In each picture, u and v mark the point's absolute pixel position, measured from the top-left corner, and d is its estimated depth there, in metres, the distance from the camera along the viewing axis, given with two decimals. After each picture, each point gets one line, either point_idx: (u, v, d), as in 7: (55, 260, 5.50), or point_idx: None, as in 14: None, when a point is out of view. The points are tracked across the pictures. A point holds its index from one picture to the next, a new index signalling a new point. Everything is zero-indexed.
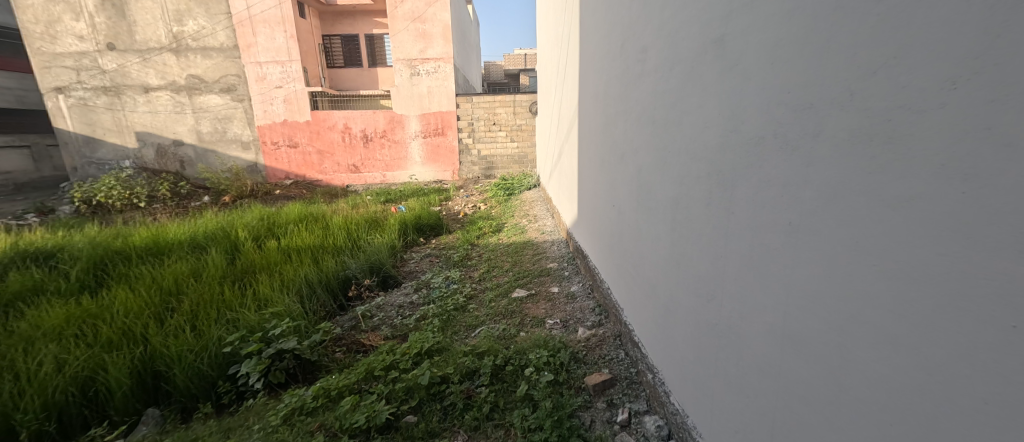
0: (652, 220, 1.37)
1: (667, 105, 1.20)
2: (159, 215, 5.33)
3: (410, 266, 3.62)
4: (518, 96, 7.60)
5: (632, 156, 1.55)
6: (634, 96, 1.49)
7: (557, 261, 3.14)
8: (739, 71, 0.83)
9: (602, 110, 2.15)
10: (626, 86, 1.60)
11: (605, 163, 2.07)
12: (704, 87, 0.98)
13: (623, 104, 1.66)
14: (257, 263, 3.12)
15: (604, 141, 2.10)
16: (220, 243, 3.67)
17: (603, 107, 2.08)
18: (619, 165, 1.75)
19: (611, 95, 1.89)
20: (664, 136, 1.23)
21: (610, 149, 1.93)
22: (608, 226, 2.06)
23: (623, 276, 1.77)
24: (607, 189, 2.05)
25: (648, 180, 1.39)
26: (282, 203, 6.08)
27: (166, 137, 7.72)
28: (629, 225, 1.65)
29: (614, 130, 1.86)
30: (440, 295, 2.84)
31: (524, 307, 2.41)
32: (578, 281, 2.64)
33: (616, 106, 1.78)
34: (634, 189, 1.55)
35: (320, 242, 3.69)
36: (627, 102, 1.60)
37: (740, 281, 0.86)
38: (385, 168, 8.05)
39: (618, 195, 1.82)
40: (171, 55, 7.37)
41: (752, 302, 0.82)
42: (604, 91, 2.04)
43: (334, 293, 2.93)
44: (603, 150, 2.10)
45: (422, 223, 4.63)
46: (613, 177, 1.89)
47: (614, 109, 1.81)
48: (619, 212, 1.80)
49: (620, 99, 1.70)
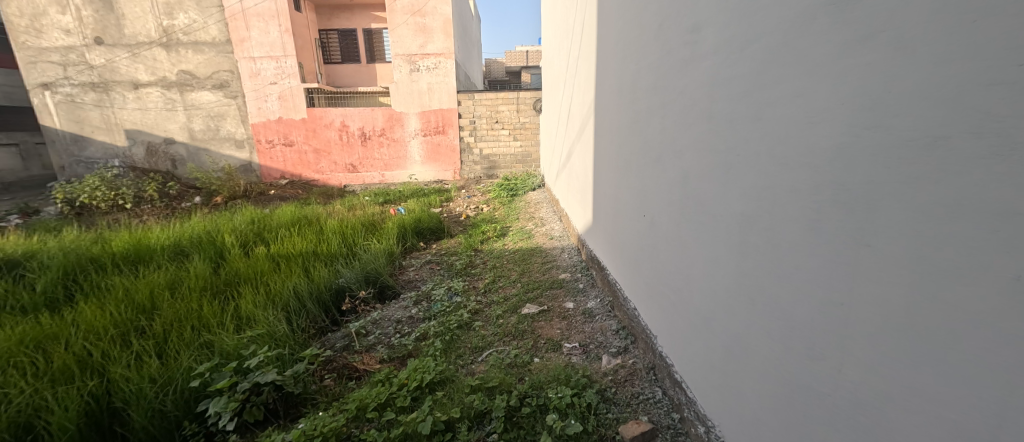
0: (700, 239, 1.13)
1: (730, 99, 0.96)
2: (146, 218, 5.07)
3: (409, 274, 3.38)
4: (522, 93, 7.34)
5: (672, 161, 1.31)
6: (678, 87, 1.24)
7: (569, 271, 2.90)
8: (889, 46, 0.60)
9: (624, 108, 1.91)
10: (663, 77, 1.36)
11: (630, 166, 1.83)
12: (806, 72, 0.74)
13: (659, 99, 1.41)
14: (242, 272, 2.87)
15: (629, 141, 1.86)
16: (205, 249, 3.41)
17: (628, 102, 1.83)
18: (653, 170, 1.51)
19: (639, 89, 1.65)
20: (722, 138, 0.99)
21: (638, 151, 1.69)
22: (633, 239, 1.82)
23: (656, 297, 1.53)
24: (633, 197, 1.82)
25: (696, 190, 1.15)
26: (277, 205, 5.85)
27: (157, 135, 7.46)
28: (666, 241, 1.41)
29: (643, 131, 1.61)
30: (442, 310, 2.59)
31: (537, 326, 2.16)
32: (596, 296, 2.38)
33: (647, 102, 1.55)
34: (674, 199, 1.31)
35: (313, 248, 3.44)
36: (665, 96, 1.35)
37: (882, 342, 0.62)
38: (384, 168, 7.80)
39: (648, 205, 1.58)
40: (161, 50, 7.11)
41: (911, 371, 0.59)
42: (630, 84, 1.80)
43: (326, 306, 2.68)
44: (628, 152, 1.86)
45: (422, 226, 4.39)
46: (642, 184, 1.65)
47: (645, 105, 1.57)
48: (650, 223, 1.56)
49: (654, 93, 1.46)
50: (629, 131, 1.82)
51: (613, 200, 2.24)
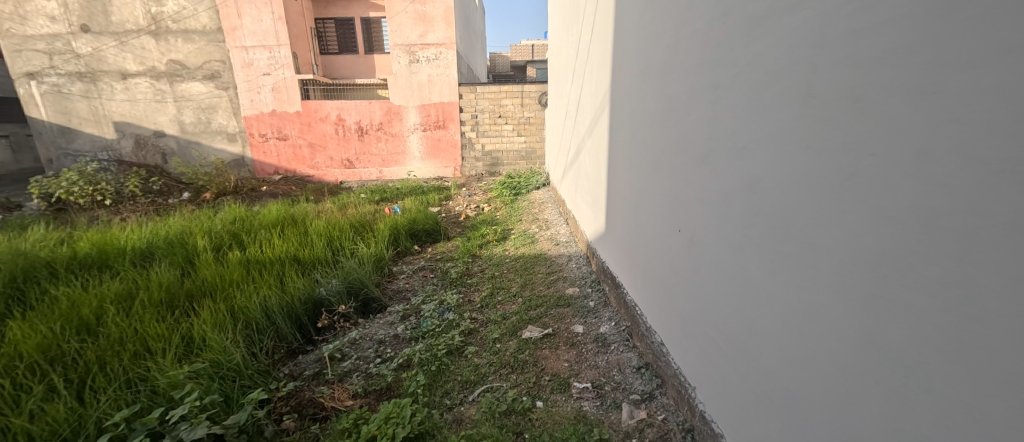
0: (782, 283, 0.84)
1: (856, 90, 0.68)
2: (124, 215, 4.74)
3: (399, 282, 3.06)
4: (527, 86, 6.98)
5: (728, 167, 1.01)
6: (747, 55, 0.93)
7: (576, 284, 2.54)
8: None
9: (648, 95, 1.59)
10: (717, 55, 1.04)
11: (656, 165, 1.51)
12: None
13: (707, 86, 1.09)
14: (209, 280, 2.55)
15: (653, 137, 1.53)
16: (174, 253, 3.08)
17: (654, 89, 1.51)
18: (692, 173, 1.20)
19: (672, 74, 1.33)
20: (838, 147, 0.71)
21: (669, 150, 1.37)
22: (658, 256, 1.51)
23: (691, 334, 1.23)
24: (657, 205, 1.51)
25: (777, 212, 0.85)
26: (266, 202, 5.53)
27: (146, 128, 7.17)
28: (711, 268, 1.10)
29: (677, 124, 1.29)
30: (432, 330, 2.26)
31: (540, 355, 1.82)
32: (609, 317, 2.03)
33: (685, 86, 1.23)
34: (728, 219, 1.01)
35: (293, 252, 3.12)
36: (719, 83, 1.04)
37: None
38: (382, 164, 7.48)
39: (683, 219, 1.27)
40: (150, 38, 6.80)
41: None
42: (657, 67, 1.47)
43: (300, 321, 2.37)
44: (653, 149, 1.54)
45: (417, 227, 4.07)
46: (674, 189, 1.33)
47: (681, 91, 1.25)
48: (684, 243, 1.26)
49: (699, 75, 1.14)
50: (656, 121, 1.51)
51: (629, 206, 1.93)
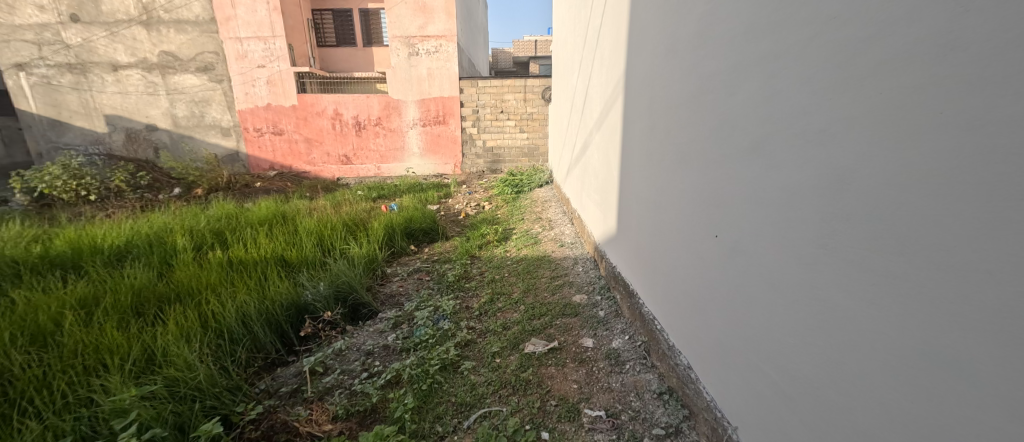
0: (891, 317, 0.67)
1: None
2: (108, 212, 4.53)
3: (393, 286, 2.86)
4: (530, 81, 6.77)
5: (800, 163, 0.82)
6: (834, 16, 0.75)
7: (584, 291, 2.32)
8: None
9: (673, 79, 1.39)
10: (786, 25, 0.85)
11: (681, 159, 1.32)
12: None
13: (769, 64, 0.90)
14: (185, 283, 2.35)
15: (678, 127, 1.34)
16: (151, 253, 2.88)
17: (681, 71, 1.31)
18: (739, 170, 1.01)
19: (709, 52, 1.13)
20: (1000, 140, 0.54)
21: (702, 142, 1.18)
22: (682, 264, 1.32)
23: (733, 361, 1.05)
24: (682, 205, 1.32)
25: (883, 225, 0.67)
26: (257, 199, 5.33)
27: (138, 121, 6.96)
28: (767, 282, 0.92)
29: (716, 112, 1.10)
30: (425, 340, 2.06)
31: (545, 373, 1.61)
32: (622, 329, 1.83)
33: (731, 66, 1.04)
34: (799, 228, 0.83)
35: (280, 252, 2.91)
36: (788, 60, 0.85)
37: None
38: (380, 160, 7.27)
39: (721, 223, 1.08)
40: (141, 28, 6.58)
41: None
42: (686, 46, 1.27)
43: (282, 329, 2.16)
44: (678, 141, 1.34)
45: (413, 226, 3.87)
46: (708, 188, 1.15)
47: (725, 72, 1.06)
48: (724, 251, 1.07)
49: (755, 51, 0.95)
50: (681, 107, 1.32)
51: (644, 205, 1.73)
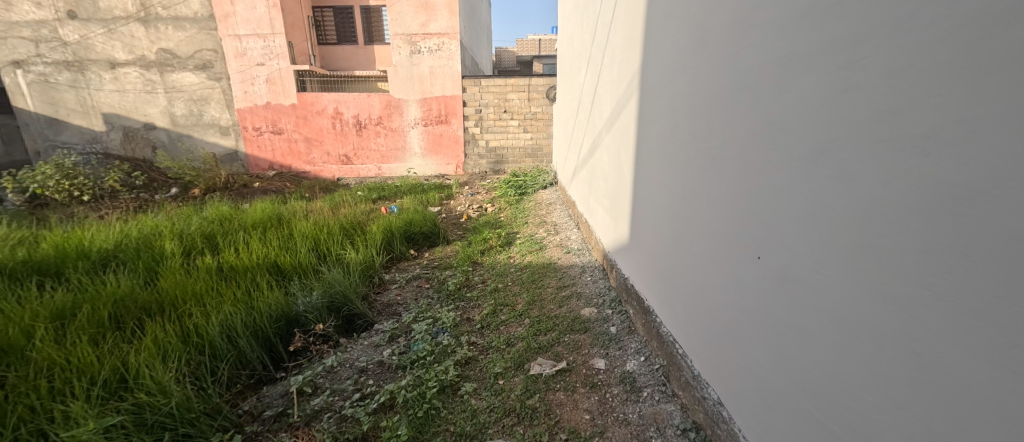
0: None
1: None
2: (100, 213, 4.39)
3: (391, 294, 2.72)
4: (534, 80, 6.62)
5: (880, 187, 0.71)
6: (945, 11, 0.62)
7: (593, 304, 2.17)
8: None
9: (700, 79, 1.26)
10: (867, 24, 0.73)
11: (711, 168, 1.20)
12: None
13: (838, 70, 0.78)
14: (169, 291, 2.22)
15: (709, 132, 1.22)
16: (139, 259, 2.75)
17: (714, 71, 1.19)
18: (792, 187, 0.90)
19: (754, 51, 1.01)
20: None
21: (741, 151, 1.06)
22: (710, 282, 1.22)
23: (781, 399, 0.94)
24: (712, 218, 1.20)
25: (1015, 274, 0.56)
26: (254, 199, 5.21)
27: (136, 119, 6.84)
28: (837, 319, 0.80)
29: (762, 121, 0.98)
30: (422, 357, 1.91)
31: (553, 400, 1.49)
32: (636, 349, 1.70)
33: (784, 69, 0.91)
34: (881, 263, 0.72)
35: (272, 258, 2.77)
36: (868, 65, 0.73)
37: None
38: (380, 160, 7.14)
39: (767, 243, 0.97)
40: (139, 26, 6.45)
41: None
42: (722, 43, 1.15)
43: (270, 343, 2.02)
44: (708, 148, 1.22)
45: (413, 230, 3.73)
46: (749, 204, 1.03)
47: (776, 76, 0.93)
48: (770, 277, 0.96)
49: (819, 54, 0.82)
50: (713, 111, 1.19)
51: (660, 212, 1.62)
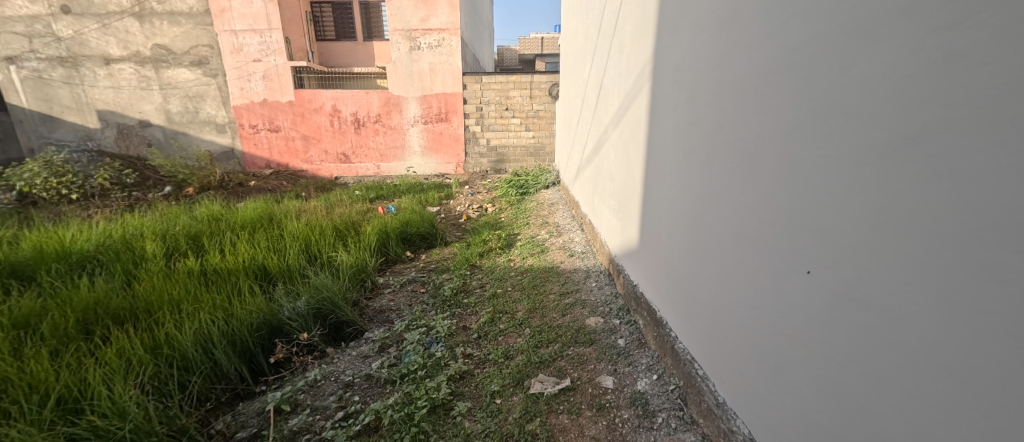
0: None
1: None
2: (87, 212, 4.24)
3: (384, 300, 2.58)
4: (536, 77, 6.47)
5: (992, 196, 0.59)
6: None
7: (598, 313, 2.01)
8: None
9: (728, 70, 1.13)
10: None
11: (743, 168, 1.07)
12: None
13: (927, 55, 0.65)
14: (144, 296, 2.07)
15: (739, 129, 1.08)
16: (118, 260, 2.59)
17: (747, 59, 1.05)
18: (855, 192, 0.77)
19: (805, 33, 0.87)
20: None
21: (783, 151, 0.93)
22: (740, 297, 1.09)
23: (839, 438, 0.81)
24: (743, 225, 1.07)
25: None
26: (248, 199, 5.06)
27: (131, 117, 6.71)
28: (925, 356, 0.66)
29: (812, 116, 0.85)
30: (413, 371, 1.76)
31: (554, 424, 1.35)
32: (647, 365, 1.55)
33: (846, 56, 0.78)
34: (997, 288, 0.59)
35: (258, 260, 2.62)
36: (977, 47, 0.60)
37: None
38: (379, 158, 7.00)
39: (823, 257, 0.83)
40: (134, 21, 6.32)
41: None
42: (760, 25, 1.00)
43: (249, 353, 1.87)
44: (737, 146, 1.09)
45: (410, 230, 3.58)
46: (795, 210, 0.90)
47: (834, 63, 0.80)
48: (825, 296, 0.83)
49: (900, 32, 0.69)
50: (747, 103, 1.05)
51: (673, 215, 1.49)
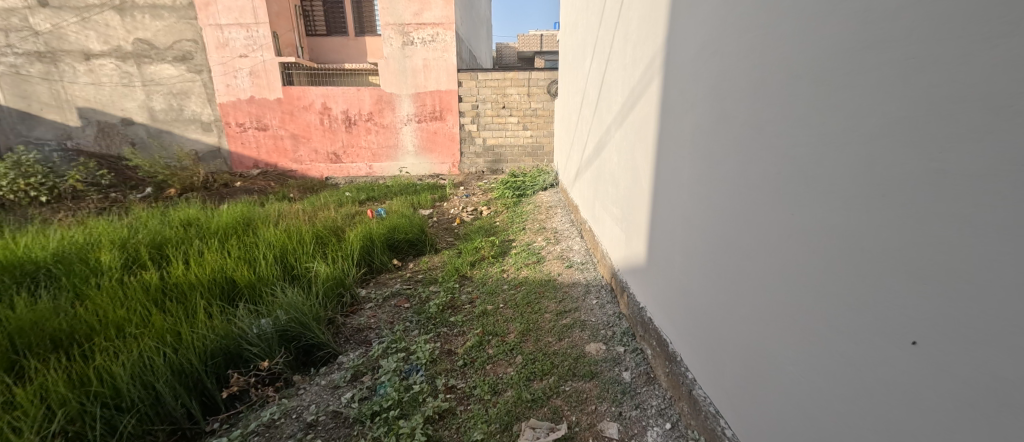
0: None
1: None
2: (54, 215, 3.98)
3: (364, 316, 2.34)
4: (534, 73, 6.23)
5: None
6: None
7: (599, 339, 1.77)
8: None
9: (779, 64, 0.88)
10: None
11: (801, 191, 0.84)
12: None
13: None
14: (86, 317, 1.82)
15: (794, 142, 0.85)
16: (69, 272, 2.34)
17: (809, 52, 0.81)
18: (1009, 241, 0.54)
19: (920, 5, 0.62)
20: None
21: (868, 175, 0.70)
22: (796, 354, 0.86)
23: None
24: (801, 265, 0.84)
25: None
26: (231, 201, 4.81)
27: (113, 114, 6.44)
28: None
29: (925, 131, 0.62)
30: (386, 409, 1.53)
31: None
32: (657, 410, 1.34)
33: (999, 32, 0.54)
34: None
35: (225, 272, 2.37)
36: None
37: None
38: (372, 158, 6.76)
39: (944, 324, 0.60)
40: (114, 14, 6.04)
41: None
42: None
43: (201, 386, 1.64)
44: (793, 163, 0.85)
45: (397, 236, 3.34)
46: (889, 256, 0.67)
47: (974, 46, 0.56)
48: (946, 380, 0.60)
49: None
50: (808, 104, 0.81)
51: (691, 239, 1.26)
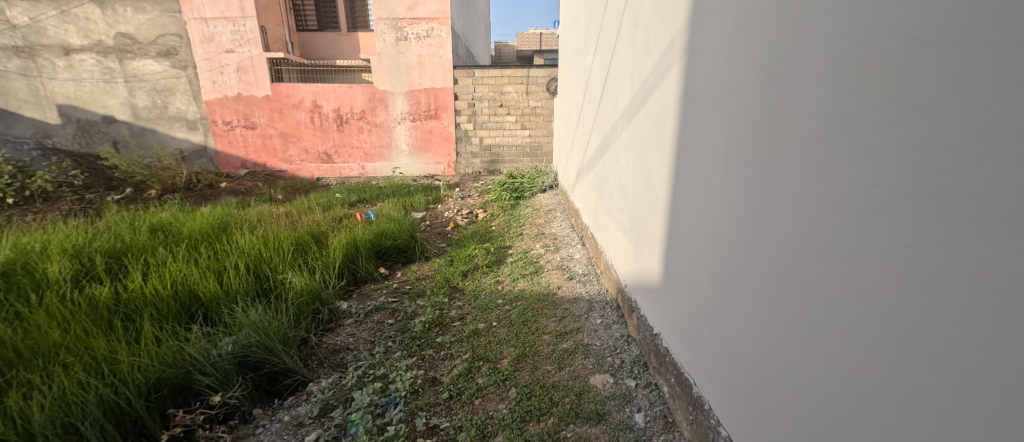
0: None
1: None
2: (18, 218, 3.71)
3: (342, 334, 2.09)
4: (533, 70, 5.99)
5: None
6: None
7: (606, 368, 1.54)
8: None
9: (882, 30, 0.62)
10: None
11: (920, 212, 0.57)
12: None
13: None
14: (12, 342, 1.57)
15: (909, 144, 0.58)
16: (11, 286, 2.09)
17: (943, 7, 0.54)
18: None
19: None
20: None
21: None
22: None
23: None
24: (920, 320, 0.58)
25: None
26: (212, 202, 4.55)
27: (94, 112, 6.18)
28: None
29: None
30: None
31: None
32: None
33: None
34: None
35: (187, 285, 2.12)
36: None
37: None
38: (364, 158, 6.51)
39: None
40: (94, 7, 5.79)
41: None
42: None
43: (140, 426, 1.40)
44: (903, 172, 0.59)
45: (385, 243, 3.09)
46: None
47: None
48: None
49: None
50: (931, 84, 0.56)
51: (725, 261, 1.02)
